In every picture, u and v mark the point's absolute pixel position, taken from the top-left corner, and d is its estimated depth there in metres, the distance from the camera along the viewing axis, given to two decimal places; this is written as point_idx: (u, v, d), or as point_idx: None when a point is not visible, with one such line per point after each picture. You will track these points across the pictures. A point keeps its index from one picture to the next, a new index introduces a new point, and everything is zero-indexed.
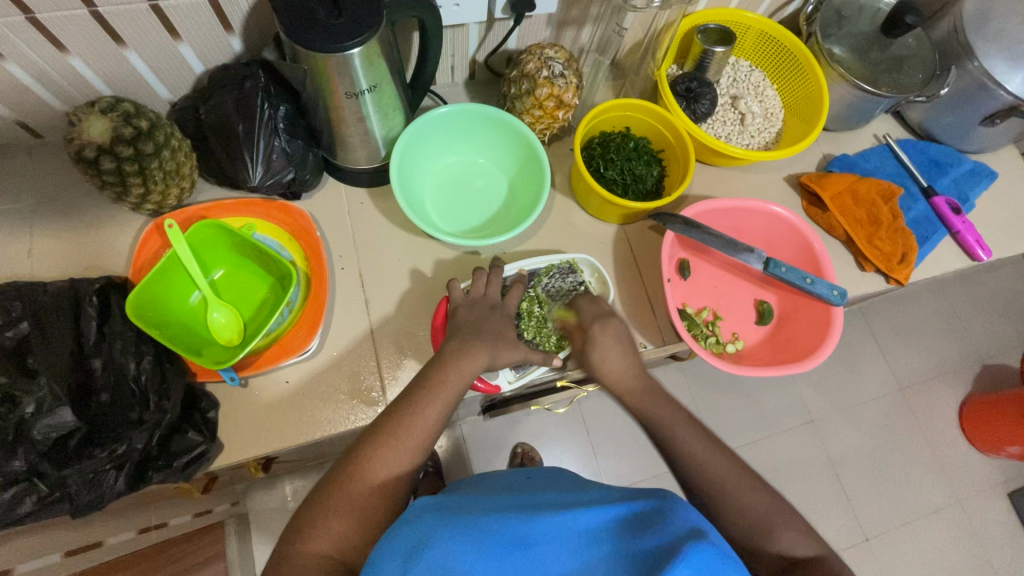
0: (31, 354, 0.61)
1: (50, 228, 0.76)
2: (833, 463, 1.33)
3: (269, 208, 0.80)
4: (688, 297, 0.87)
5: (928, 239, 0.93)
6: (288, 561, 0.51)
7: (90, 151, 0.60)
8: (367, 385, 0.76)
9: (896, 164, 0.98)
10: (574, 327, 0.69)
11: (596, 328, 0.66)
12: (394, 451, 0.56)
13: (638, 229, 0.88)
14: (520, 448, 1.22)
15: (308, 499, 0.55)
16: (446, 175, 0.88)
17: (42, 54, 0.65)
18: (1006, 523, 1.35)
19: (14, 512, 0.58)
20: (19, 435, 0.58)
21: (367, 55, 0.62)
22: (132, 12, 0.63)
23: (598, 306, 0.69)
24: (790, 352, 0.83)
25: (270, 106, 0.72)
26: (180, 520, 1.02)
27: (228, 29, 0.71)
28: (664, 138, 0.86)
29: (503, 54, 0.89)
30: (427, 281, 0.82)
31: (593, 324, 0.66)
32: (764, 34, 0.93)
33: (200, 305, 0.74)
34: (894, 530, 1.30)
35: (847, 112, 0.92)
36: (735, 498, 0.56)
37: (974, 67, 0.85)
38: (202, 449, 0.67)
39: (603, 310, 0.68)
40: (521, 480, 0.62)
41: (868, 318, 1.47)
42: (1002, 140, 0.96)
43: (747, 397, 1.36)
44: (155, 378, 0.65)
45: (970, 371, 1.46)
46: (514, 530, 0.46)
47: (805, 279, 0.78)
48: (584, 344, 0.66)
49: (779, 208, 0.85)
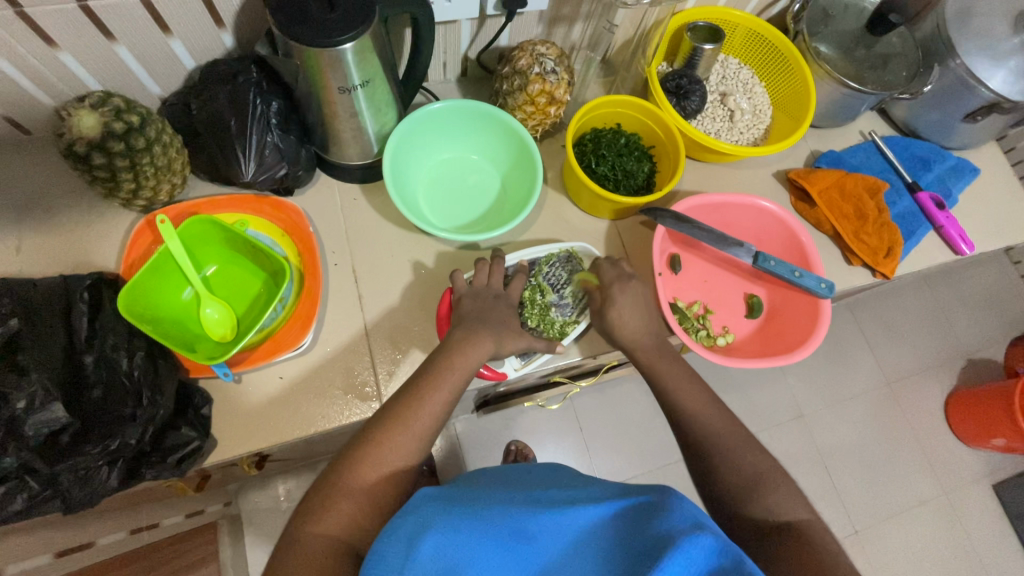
0: (20, 350, 0.59)
1: (39, 225, 0.75)
2: (822, 456, 1.35)
3: (262, 203, 0.80)
4: (679, 291, 0.88)
5: (912, 234, 0.95)
6: (295, 545, 0.51)
7: (81, 145, 0.60)
8: (362, 380, 0.76)
9: (881, 160, 1.00)
10: (596, 288, 0.75)
11: (616, 288, 0.72)
12: (401, 436, 0.57)
13: (630, 225, 0.89)
14: (515, 446, 1.20)
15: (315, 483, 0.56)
16: (440, 172, 0.88)
17: (30, 48, 0.64)
18: (990, 514, 1.37)
19: (6, 509, 0.59)
20: (11, 431, 0.57)
21: (360, 50, 0.62)
22: (123, 6, 0.63)
23: (618, 269, 0.75)
24: (779, 344, 0.84)
25: (263, 102, 0.72)
26: (171, 521, 1.02)
27: (220, 25, 0.71)
28: (655, 135, 0.87)
29: (495, 51, 0.90)
30: (424, 276, 0.82)
31: (614, 285, 0.72)
32: (752, 32, 0.94)
33: (193, 302, 0.74)
34: (882, 522, 1.32)
35: (834, 109, 0.94)
36: (737, 481, 0.58)
37: (956, 65, 0.87)
38: (196, 445, 0.67)
39: (623, 273, 0.74)
40: (520, 474, 0.62)
41: (855, 314, 1.49)
42: (985, 136, 0.98)
43: (737, 392, 1.37)
44: (148, 373, 0.64)
45: (955, 365, 1.48)
46: (514, 522, 0.46)
47: (794, 272, 0.79)
48: (605, 300, 0.72)
49: (767, 203, 0.86)
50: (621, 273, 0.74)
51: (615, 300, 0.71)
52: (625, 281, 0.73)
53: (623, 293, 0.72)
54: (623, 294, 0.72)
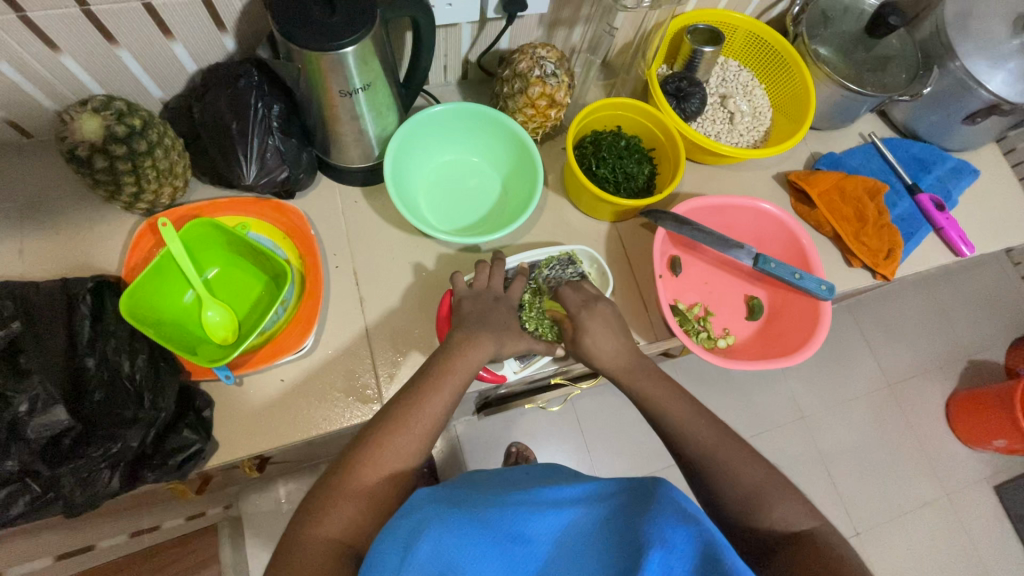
0: (23, 353, 0.60)
1: (42, 228, 0.75)
2: (823, 458, 1.35)
3: (263, 207, 0.80)
4: (679, 293, 0.88)
5: (912, 236, 0.95)
6: (297, 547, 0.51)
7: (83, 150, 0.61)
8: (363, 382, 0.76)
9: (881, 162, 1.00)
10: (563, 316, 0.73)
11: (585, 315, 0.71)
12: (402, 437, 0.57)
13: (631, 227, 0.89)
14: (515, 447, 1.20)
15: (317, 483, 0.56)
16: (440, 174, 0.88)
17: (32, 52, 0.65)
18: (992, 516, 1.37)
19: (6, 513, 0.58)
20: (13, 433, 0.58)
21: (361, 53, 0.62)
22: (125, 10, 0.63)
23: (581, 294, 0.73)
24: (779, 346, 0.84)
25: (264, 105, 0.72)
26: (172, 523, 1.02)
27: (221, 29, 0.71)
28: (654, 137, 0.87)
29: (495, 54, 0.90)
30: (424, 278, 0.82)
31: (581, 312, 0.71)
32: (752, 34, 0.95)
33: (194, 304, 0.74)
34: (883, 524, 1.32)
35: (833, 111, 0.94)
36: (737, 483, 0.58)
37: (956, 67, 0.87)
38: (198, 447, 0.67)
39: (588, 297, 0.73)
40: (520, 475, 0.62)
41: (856, 315, 1.49)
42: (984, 138, 0.98)
43: (738, 394, 1.37)
44: (149, 376, 0.65)
45: (955, 366, 1.48)
46: (512, 522, 0.46)
47: (794, 274, 0.80)
48: (576, 330, 0.71)
49: (766, 205, 0.86)
50: (586, 298, 0.73)
51: (586, 329, 0.70)
52: (592, 306, 0.72)
53: (592, 319, 0.70)
54: (593, 320, 0.70)
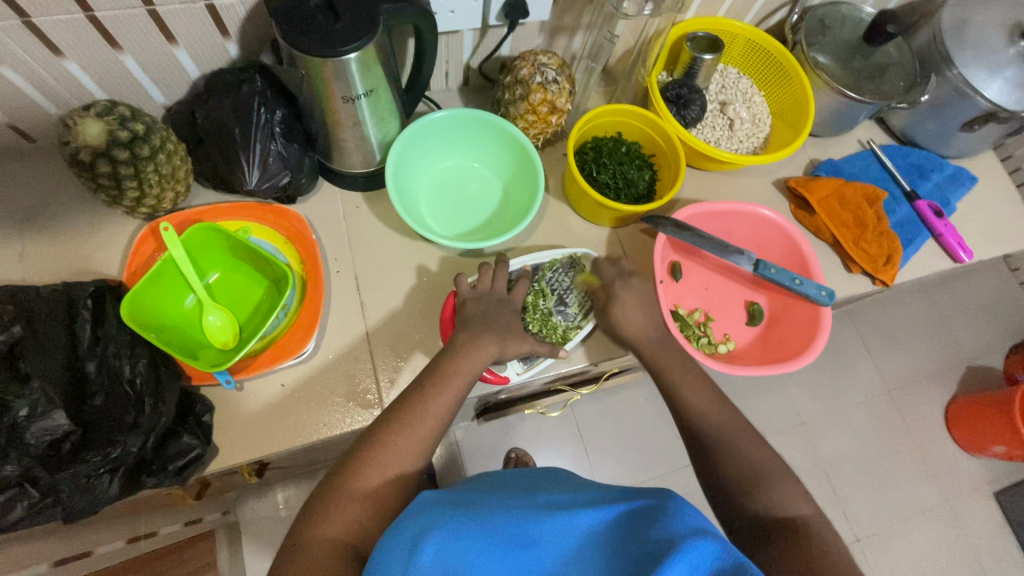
0: (23, 358, 0.60)
1: (44, 232, 0.75)
2: (822, 464, 1.35)
3: (265, 212, 0.80)
4: (680, 298, 0.88)
5: (911, 242, 0.96)
6: (301, 546, 0.51)
7: (85, 154, 0.61)
8: (364, 387, 0.76)
9: (880, 168, 1.00)
10: (599, 287, 0.76)
11: (619, 285, 0.74)
12: (406, 440, 0.57)
13: (631, 231, 0.90)
14: (514, 453, 1.22)
15: (321, 483, 0.56)
16: (442, 180, 0.89)
17: (38, 58, 0.65)
18: (992, 523, 1.37)
19: (5, 518, 0.58)
20: (13, 438, 0.57)
21: (363, 59, 0.63)
22: (130, 16, 0.63)
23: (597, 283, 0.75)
24: (780, 351, 0.84)
25: (267, 111, 0.72)
26: (169, 529, 1.01)
27: (225, 36, 0.71)
28: (655, 143, 0.88)
29: (497, 61, 0.90)
30: (425, 282, 0.83)
31: (616, 282, 0.74)
32: (751, 42, 0.95)
33: (195, 309, 0.74)
34: (883, 531, 1.32)
35: (833, 118, 0.95)
36: (740, 492, 0.58)
37: (953, 75, 0.87)
38: (197, 452, 0.67)
39: (624, 270, 0.75)
40: (522, 479, 0.61)
41: (855, 321, 1.49)
42: (982, 145, 0.99)
43: (738, 399, 1.37)
44: (149, 381, 0.65)
45: (954, 372, 1.48)
46: (516, 527, 0.46)
47: (794, 280, 0.80)
48: (610, 298, 0.73)
49: (767, 211, 0.86)
50: (622, 271, 0.76)
51: (620, 297, 0.72)
52: (627, 279, 0.74)
53: (626, 291, 0.73)
54: (626, 291, 0.73)
